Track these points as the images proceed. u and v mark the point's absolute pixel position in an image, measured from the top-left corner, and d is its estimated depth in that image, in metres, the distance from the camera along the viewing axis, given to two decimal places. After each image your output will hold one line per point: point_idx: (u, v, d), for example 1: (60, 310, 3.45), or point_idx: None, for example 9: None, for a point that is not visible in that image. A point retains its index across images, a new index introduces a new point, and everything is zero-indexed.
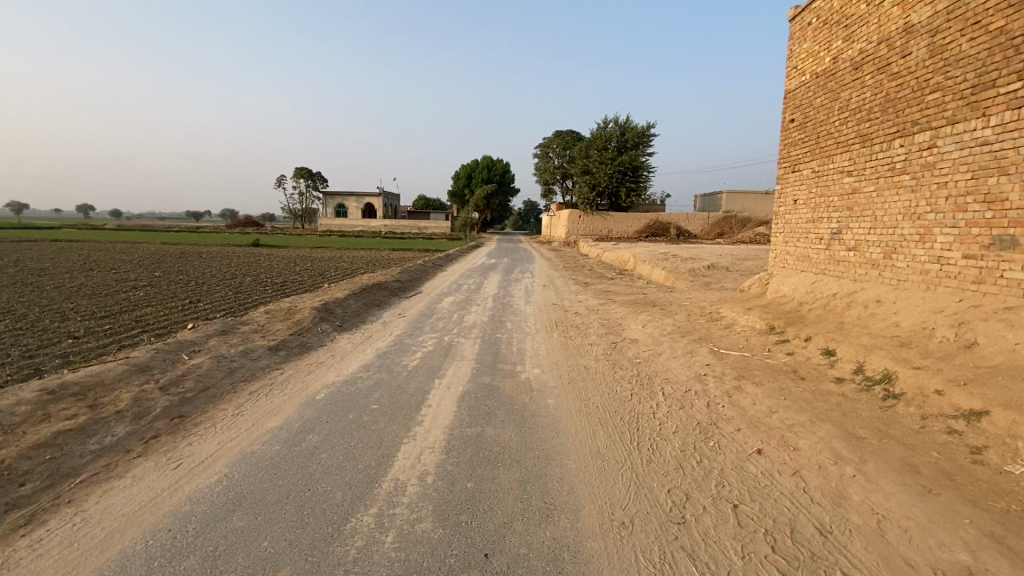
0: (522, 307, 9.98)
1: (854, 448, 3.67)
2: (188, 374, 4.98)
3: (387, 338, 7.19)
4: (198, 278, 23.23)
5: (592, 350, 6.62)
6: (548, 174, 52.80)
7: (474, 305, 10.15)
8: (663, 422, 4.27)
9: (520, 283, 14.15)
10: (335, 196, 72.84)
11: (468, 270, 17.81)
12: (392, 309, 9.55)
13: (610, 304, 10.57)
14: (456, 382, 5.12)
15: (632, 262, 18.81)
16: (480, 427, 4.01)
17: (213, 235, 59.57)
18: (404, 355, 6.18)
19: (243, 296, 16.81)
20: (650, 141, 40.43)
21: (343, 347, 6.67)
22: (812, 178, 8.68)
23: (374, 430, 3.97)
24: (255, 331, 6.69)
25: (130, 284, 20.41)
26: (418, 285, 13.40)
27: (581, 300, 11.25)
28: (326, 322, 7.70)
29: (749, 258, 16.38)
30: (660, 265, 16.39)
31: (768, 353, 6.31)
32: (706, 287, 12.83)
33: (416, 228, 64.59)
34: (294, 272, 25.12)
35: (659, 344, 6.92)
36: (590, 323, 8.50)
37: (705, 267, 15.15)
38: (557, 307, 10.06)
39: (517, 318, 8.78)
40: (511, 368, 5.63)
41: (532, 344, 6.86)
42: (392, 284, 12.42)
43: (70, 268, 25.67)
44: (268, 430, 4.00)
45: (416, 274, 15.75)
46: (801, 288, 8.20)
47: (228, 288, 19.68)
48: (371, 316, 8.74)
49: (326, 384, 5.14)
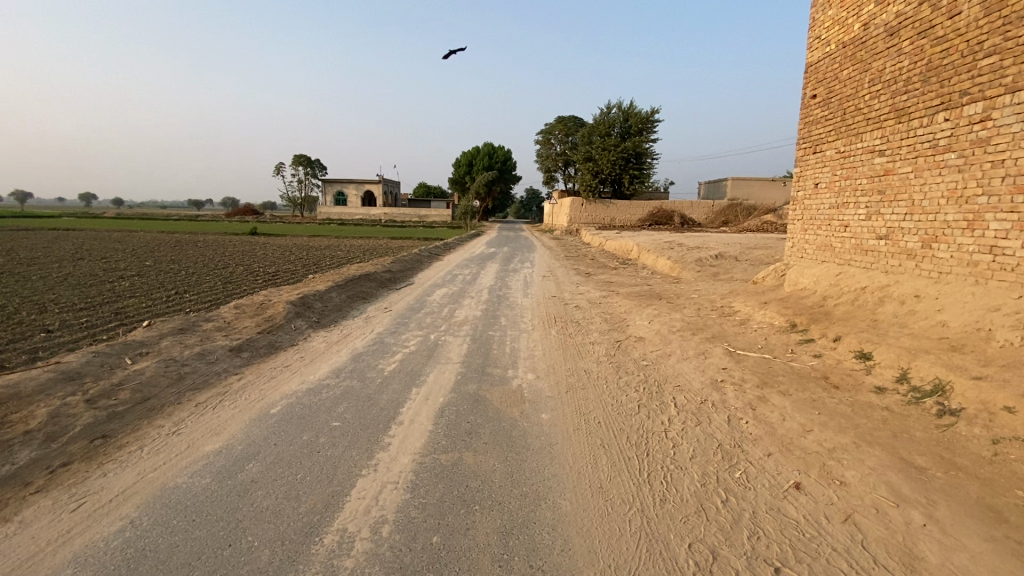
0: (519, 300, 9.27)
1: (915, 484, 3.01)
2: (126, 383, 4.28)
3: (367, 336, 6.50)
4: (189, 267, 22.53)
5: (593, 350, 5.92)
6: (550, 160, 51.74)
7: (467, 298, 9.44)
8: (678, 445, 3.57)
9: (518, 274, 13.43)
10: (334, 183, 71.80)
11: (465, 260, 17.06)
12: (378, 303, 8.85)
13: (614, 297, 9.84)
14: (435, 391, 4.43)
15: (636, 251, 18.05)
16: (457, 453, 3.32)
17: (210, 224, 58.57)
18: (382, 358, 5.49)
19: (231, 287, 16.05)
20: (655, 127, 39.42)
21: (316, 347, 5.98)
22: (836, 159, 7.89)
23: (328, 457, 3.28)
24: (218, 330, 6.00)
25: (115, 275, 19.60)
26: (410, 275, 12.69)
27: (582, 292, 10.51)
28: (301, 319, 7.00)
29: (758, 246, 15.62)
30: (664, 254, 15.63)
31: (792, 355, 5.59)
32: (715, 278, 12.07)
33: (416, 216, 63.59)
34: (287, 262, 24.34)
35: (668, 343, 6.21)
36: (591, 319, 7.78)
37: (713, 257, 14.39)
38: (555, 301, 9.33)
39: (512, 313, 8.08)
40: (501, 374, 4.93)
41: (527, 343, 6.14)
42: (382, 275, 11.71)
43: (54, 258, 24.73)
44: (203, 457, 3.32)
45: (409, 263, 15.01)
46: (823, 280, 7.46)
47: (218, 278, 18.92)
48: (354, 311, 8.04)
49: (286, 394, 4.46)
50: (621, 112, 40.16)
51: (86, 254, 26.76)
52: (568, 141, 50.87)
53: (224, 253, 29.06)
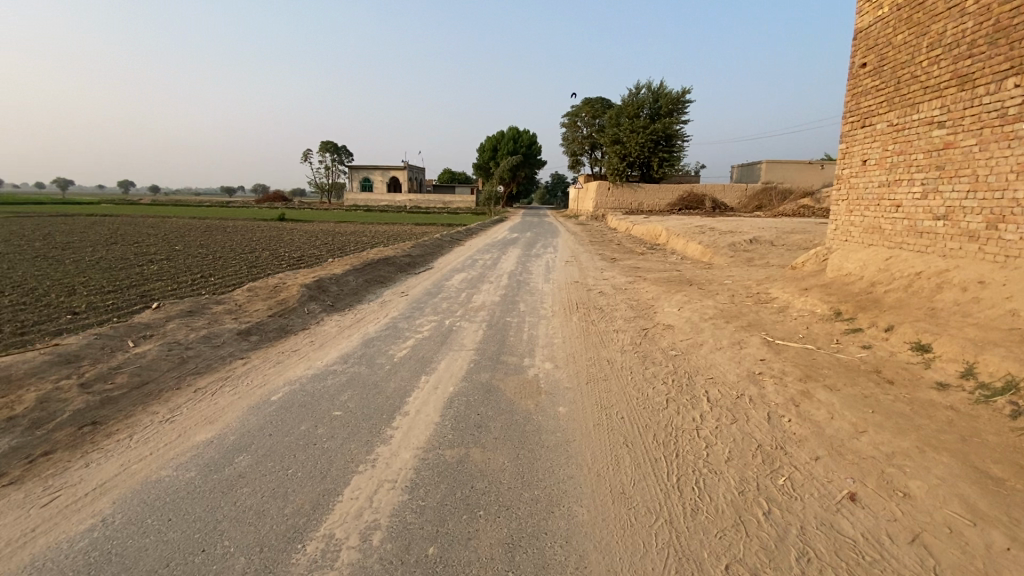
0: (541, 285, 8.90)
1: (995, 499, 2.56)
2: (125, 367, 4.13)
3: (381, 321, 6.24)
4: (217, 252, 22.88)
5: (618, 339, 5.52)
6: (576, 144, 50.73)
7: (487, 283, 9.11)
8: (711, 445, 3.18)
9: (541, 259, 13.06)
10: (360, 169, 72.23)
11: (487, 245, 16.73)
12: (395, 287, 8.61)
13: (641, 283, 9.36)
14: (446, 379, 4.13)
15: (664, 236, 17.43)
16: (465, 448, 3.01)
17: (241, 210, 59.76)
18: (393, 343, 5.21)
19: (256, 271, 16.12)
20: (685, 108, 38.22)
21: (327, 331, 5.75)
22: (887, 133, 7.21)
23: (325, 449, 3.01)
24: (228, 312, 5.84)
25: (146, 259, 19.99)
26: (431, 260, 12.47)
27: (607, 278, 10.06)
28: (314, 302, 6.80)
29: (795, 231, 14.82)
30: (695, 239, 15.01)
31: (838, 346, 5.09)
32: (749, 263, 11.45)
33: (441, 202, 63.46)
34: (313, 247, 24.43)
35: (699, 332, 5.78)
36: (617, 305, 7.37)
37: (747, 242, 13.68)
38: (579, 286, 8.92)
39: (533, 299, 7.73)
40: (518, 362, 4.60)
41: (547, 330, 5.79)
42: (402, 260, 11.51)
43: (91, 243, 25.42)
44: (193, 447, 3.09)
45: (431, 248, 14.76)
46: (871, 265, 6.85)
47: (244, 262, 19.09)
48: (370, 295, 7.83)
49: (291, 380, 4.22)
50: (650, 93, 39.01)
51: (121, 239, 27.46)
52: (594, 124, 49.71)
53: (252, 239, 29.46)
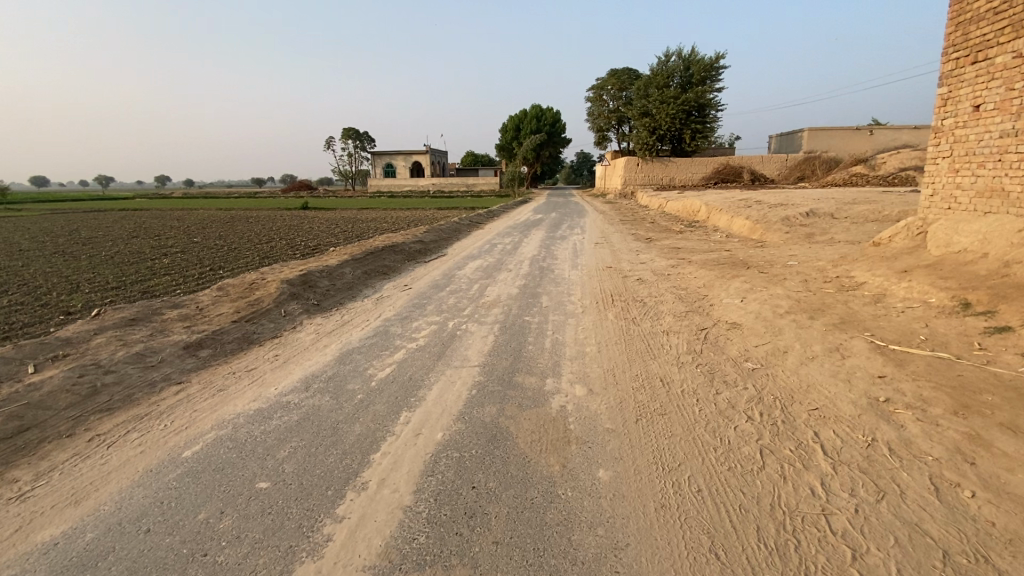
0: (567, 273, 7.59)
1: None
2: (6, 406, 3.08)
3: (371, 323, 5.07)
4: (234, 243, 22.29)
5: (670, 346, 4.20)
6: (602, 120, 48.49)
7: (505, 272, 7.85)
8: (864, 556, 1.87)
9: (568, 241, 11.70)
10: (383, 155, 71.44)
11: (509, 227, 15.44)
12: (398, 278, 7.44)
13: (686, 266, 7.94)
14: (435, 417, 2.91)
15: (704, 212, 15.80)
16: (442, 573, 1.78)
17: (268, 201, 59.92)
18: (377, 357, 4.03)
19: (266, 261, 15.28)
20: (719, 75, 35.66)
21: (301, 340, 4.61)
22: (1014, 66, 5.54)
23: (211, 570, 1.84)
24: (182, 319, 4.76)
25: (162, 252, 19.46)
26: (445, 246, 11.28)
27: (646, 261, 8.67)
28: (295, 301, 5.68)
29: (858, 201, 13.01)
30: (740, 214, 13.37)
31: (984, 354, 3.64)
32: (810, 241, 9.85)
33: (464, 185, 62.19)
34: (331, 235, 23.61)
35: (777, 332, 4.40)
36: (662, 297, 6.01)
37: (802, 216, 11.97)
38: (613, 272, 7.59)
39: (559, 290, 6.43)
40: (537, 387, 3.34)
41: (577, 334, 4.50)
42: (412, 246, 10.34)
43: (114, 237, 25.23)
44: (24, 556, 1.98)
45: (447, 233, 13.57)
46: (995, 239, 5.29)
47: (258, 253, 18.34)
48: (366, 289, 6.67)
49: (227, 418, 3.08)
50: (681, 61, 36.56)
51: (143, 232, 27.22)
52: (621, 97, 47.20)
53: (272, 228, 28.88)
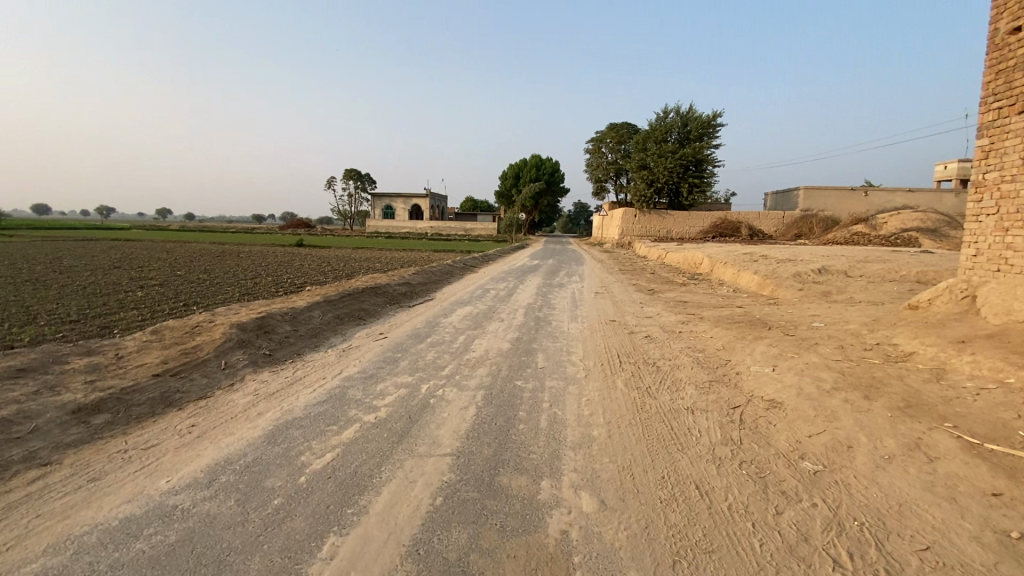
0: (566, 326, 6.73)
1: None
2: None
3: (327, 382, 4.15)
4: (217, 277, 21.37)
5: (700, 431, 3.28)
6: (601, 170, 49.02)
7: (496, 321, 6.97)
8: None
9: (565, 289, 10.91)
10: (382, 196, 71.87)
11: (503, 273, 14.69)
12: (374, 325, 6.55)
13: (699, 324, 7.11)
14: (374, 551, 1.95)
15: (706, 265, 15.18)
16: None
17: (264, 236, 59.63)
18: (320, 435, 3.08)
19: (245, 297, 14.36)
20: (716, 132, 36.24)
21: (233, 404, 3.66)
22: None
23: None
24: (89, 371, 3.83)
25: (140, 284, 18.52)
26: (433, 289, 10.45)
27: (652, 315, 7.85)
28: (242, 349, 4.76)
29: (870, 259, 12.42)
30: (746, 268, 12.71)
31: None
32: (828, 300, 9.11)
33: (462, 229, 62.22)
34: (319, 272, 22.78)
35: (831, 416, 3.51)
36: (677, 361, 5.13)
37: (814, 273, 11.30)
38: (618, 327, 6.74)
39: (558, 346, 5.55)
40: (528, 495, 2.40)
41: (581, 408, 3.59)
42: (396, 288, 9.50)
43: (95, 266, 24.33)
44: None
45: (437, 276, 12.76)
46: None
47: (239, 288, 17.42)
48: (334, 337, 5.77)
49: (73, 535, 2.12)
50: (679, 117, 37.23)
51: (127, 263, 26.37)
52: (619, 150, 47.94)
53: (262, 264, 28.12)
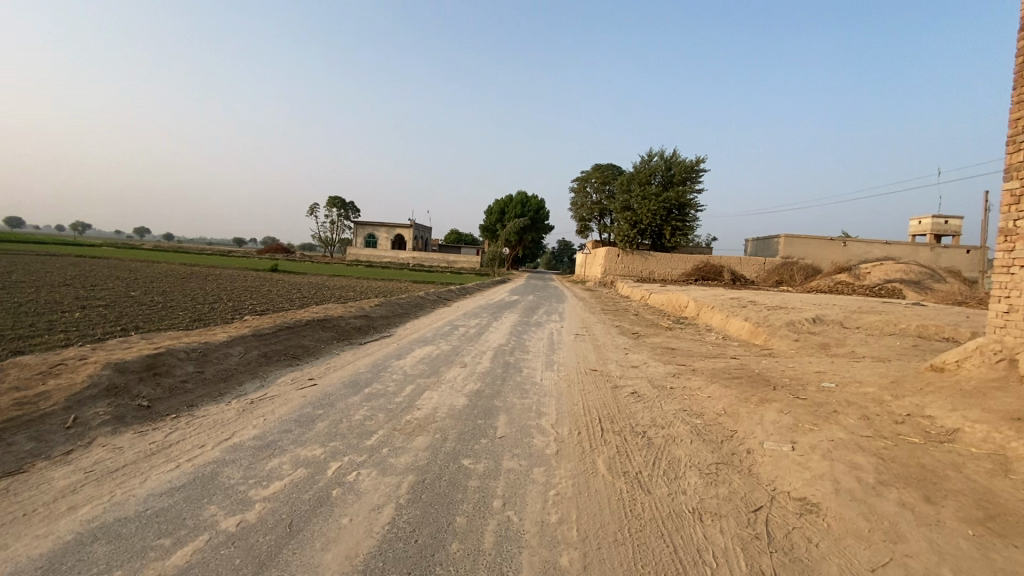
0: (539, 375, 5.72)
1: None
2: None
3: (203, 453, 3.03)
4: (174, 300, 19.95)
5: (716, 558, 2.26)
6: (585, 209, 48.97)
7: (457, 365, 5.91)
8: None
9: (542, 329, 9.94)
10: (364, 225, 70.89)
11: (478, 307, 13.69)
12: (308, 367, 5.44)
13: (692, 378, 6.15)
14: None
15: (693, 308, 14.41)
16: None
17: (240, 260, 57.89)
18: (133, 560, 1.97)
19: (191, 324, 13.02)
20: (699, 177, 36.49)
21: (41, 490, 2.52)
22: None
23: None
24: None
25: (83, 304, 16.96)
26: (396, 323, 9.36)
27: (638, 365, 6.89)
28: (109, 398, 3.63)
29: (865, 310, 11.77)
30: (736, 314, 11.94)
31: None
32: (829, 354, 8.29)
33: (444, 261, 61.29)
34: (284, 299, 21.41)
35: (894, 534, 2.52)
36: (673, 429, 4.14)
37: (809, 322, 10.54)
38: (599, 380, 5.73)
39: (526, 403, 4.51)
40: None
41: (547, 511, 2.54)
42: (351, 321, 8.40)
43: (42, 282, 22.59)
44: None
45: (405, 309, 11.71)
46: None
47: (192, 313, 16.01)
48: (250, 382, 4.66)
49: None
50: (664, 160, 37.52)
51: (80, 280, 24.69)
52: (605, 190, 48.16)
53: (227, 287, 26.62)
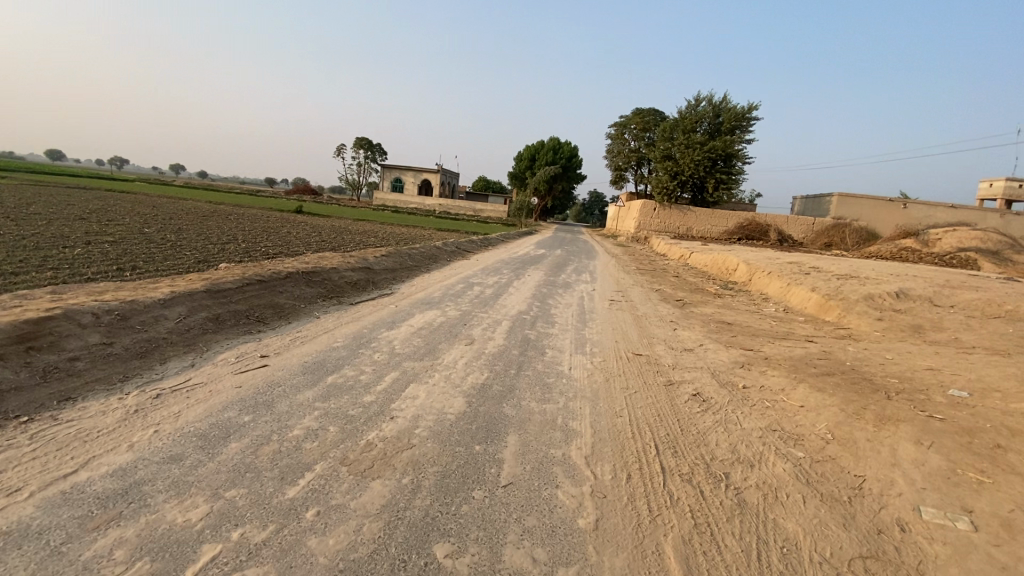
0: (568, 360, 4.37)
1: None
2: None
3: (2, 513, 1.81)
4: (188, 239, 19.14)
5: None
6: (622, 158, 46.09)
7: (463, 342, 4.59)
8: None
9: (572, 292, 8.52)
10: (391, 168, 69.08)
11: (501, 262, 12.30)
12: (267, 337, 4.20)
13: (767, 372, 4.69)
14: None
15: (743, 272, 12.70)
16: None
17: (267, 200, 57.25)
18: None
19: (191, 267, 12.03)
20: (749, 126, 33.34)
21: None
22: None
23: None
24: None
25: (91, 239, 16.16)
26: (402, 278, 8.07)
27: (693, 348, 5.46)
28: None
29: (956, 284, 9.91)
30: (798, 282, 10.25)
31: None
32: (928, 342, 6.67)
33: (470, 208, 59.65)
34: (300, 243, 20.35)
35: None
36: (768, 471, 2.76)
37: (891, 297, 8.80)
38: (647, 370, 4.33)
39: (548, 411, 3.17)
40: None
41: None
42: (348, 273, 7.13)
43: (59, 216, 22.02)
44: None
45: (418, 260, 10.42)
46: None
47: (198, 255, 15.02)
48: (174, 362, 3.45)
49: None
50: (711, 106, 34.37)
51: (98, 215, 24.13)
52: (644, 138, 45.10)
53: (246, 228, 25.78)
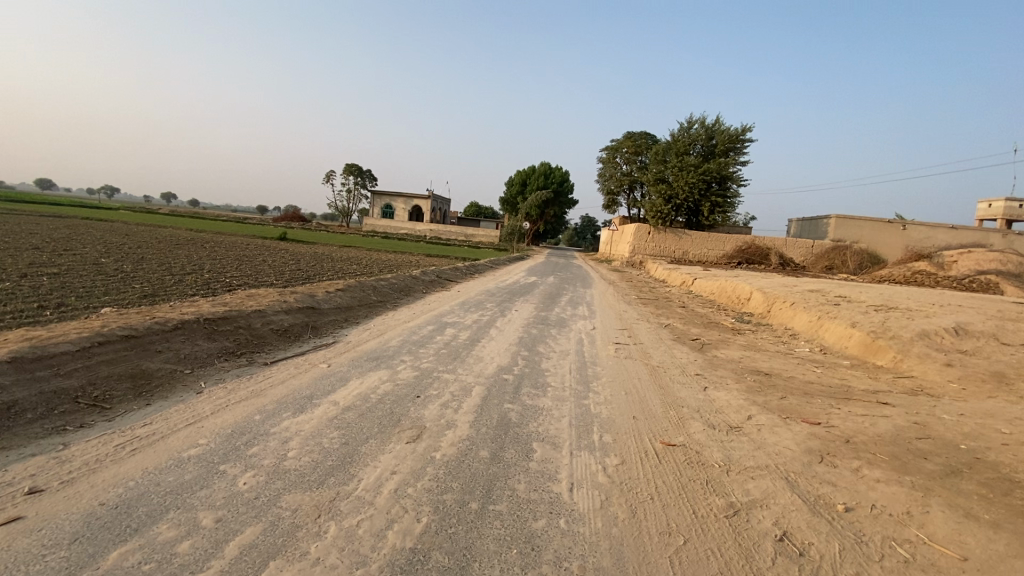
0: (567, 467, 2.75)
1: None
2: None
3: None
4: (147, 269, 17.49)
5: None
6: (614, 181, 45.20)
7: (404, 436, 2.98)
8: None
9: (567, 334, 6.94)
10: (380, 193, 67.97)
11: (485, 294, 10.73)
12: (74, 446, 2.56)
13: (867, 473, 3.10)
14: None
15: (761, 303, 11.19)
16: None
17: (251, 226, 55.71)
18: None
19: (127, 303, 10.37)
20: (744, 148, 32.48)
21: None
22: None
23: None
24: None
25: (26, 271, 14.33)
26: (356, 319, 6.45)
27: (742, 424, 3.86)
28: None
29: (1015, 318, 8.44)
30: (830, 316, 8.73)
31: None
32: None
33: (461, 233, 58.51)
34: (273, 273, 18.74)
35: None
36: None
37: (950, 334, 7.28)
38: (692, 484, 2.72)
39: None
40: None
41: None
42: (279, 316, 5.52)
43: (8, 245, 20.12)
44: None
45: (386, 294, 8.83)
46: None
47: (145, 288, 13.30)
48: None
49: None
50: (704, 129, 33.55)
51: (57, 244, 22.37)
52: (636, 162, 44.30)
53: (217, 255, 24.07)
